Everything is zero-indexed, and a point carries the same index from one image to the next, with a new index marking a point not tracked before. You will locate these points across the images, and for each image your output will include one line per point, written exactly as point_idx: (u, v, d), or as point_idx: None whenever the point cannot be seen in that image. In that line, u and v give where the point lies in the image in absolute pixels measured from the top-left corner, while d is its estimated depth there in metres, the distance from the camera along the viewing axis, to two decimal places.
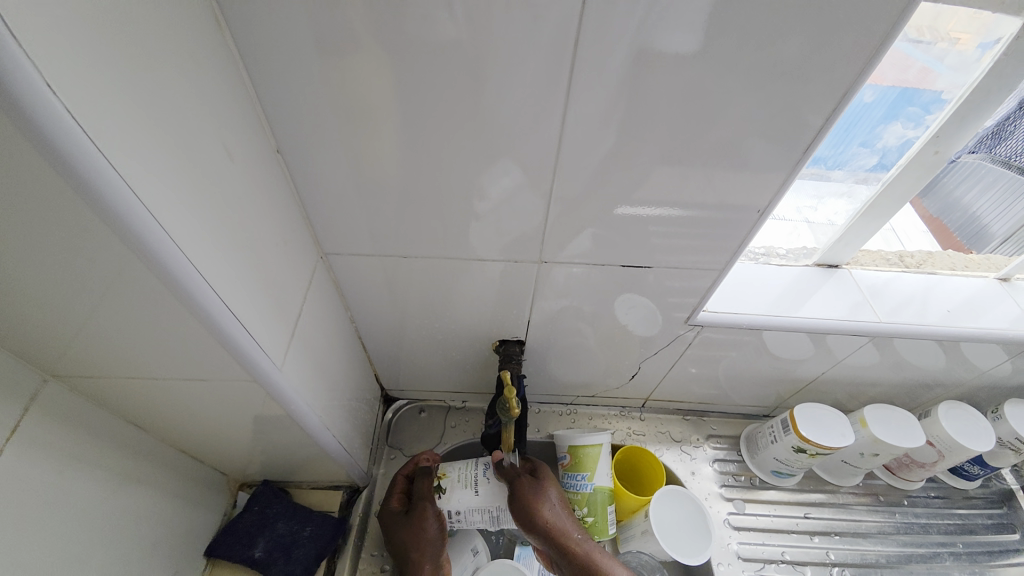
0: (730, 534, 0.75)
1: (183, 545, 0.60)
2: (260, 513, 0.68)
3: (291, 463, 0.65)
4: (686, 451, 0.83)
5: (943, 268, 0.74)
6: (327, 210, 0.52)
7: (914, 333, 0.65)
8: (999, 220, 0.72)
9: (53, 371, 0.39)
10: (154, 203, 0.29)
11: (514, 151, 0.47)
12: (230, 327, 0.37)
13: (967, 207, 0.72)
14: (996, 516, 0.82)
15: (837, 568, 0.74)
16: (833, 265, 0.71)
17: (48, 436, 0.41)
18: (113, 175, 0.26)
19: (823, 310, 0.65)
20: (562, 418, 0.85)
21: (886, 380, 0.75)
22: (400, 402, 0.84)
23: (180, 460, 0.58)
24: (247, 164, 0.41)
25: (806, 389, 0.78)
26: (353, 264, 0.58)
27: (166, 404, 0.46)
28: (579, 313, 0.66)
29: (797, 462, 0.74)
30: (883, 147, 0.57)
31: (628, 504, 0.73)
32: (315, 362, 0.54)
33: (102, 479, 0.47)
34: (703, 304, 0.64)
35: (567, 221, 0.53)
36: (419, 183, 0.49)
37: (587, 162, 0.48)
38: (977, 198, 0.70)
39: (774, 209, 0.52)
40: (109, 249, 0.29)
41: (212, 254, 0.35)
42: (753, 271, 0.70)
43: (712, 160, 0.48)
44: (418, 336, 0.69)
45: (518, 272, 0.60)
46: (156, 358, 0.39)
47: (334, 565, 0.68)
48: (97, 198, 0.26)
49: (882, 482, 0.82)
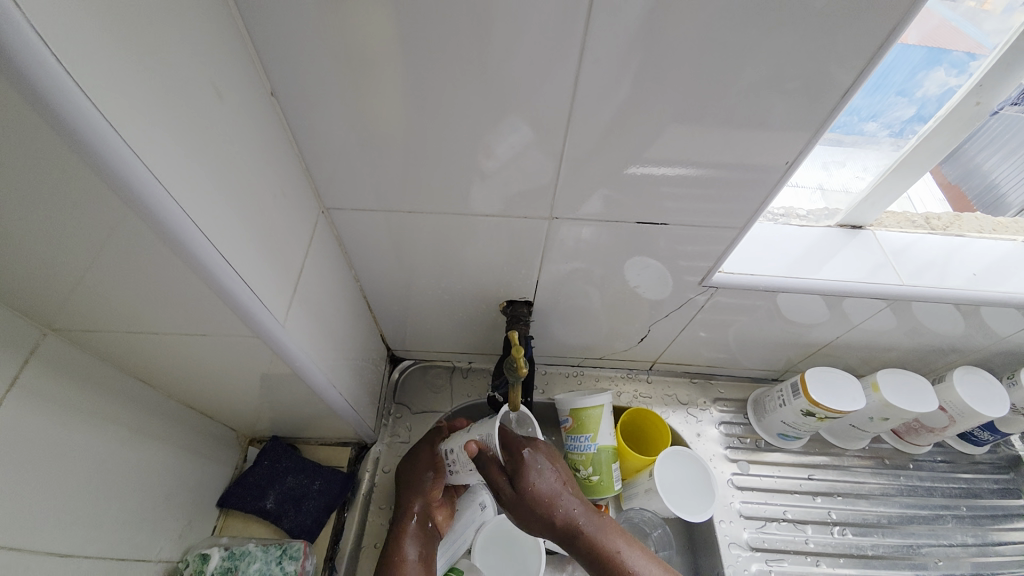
0: (733, 493, 0.76)
1: (196, 497, 0.61)
2: (270, 467, 0.69)
3: (298, 419, 0.66)
4: (692, 414, 0.83)
5: (970, 230, 0.71)
6: (327, 162, 0.49)
7: (934, 297, 0.62)
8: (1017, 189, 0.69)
9: (51, 325, 0.39)
10: (137, 141, 0.27)
11: (525, 103, 0.43)
12: (230, 283, 0.36)
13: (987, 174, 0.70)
14: (1002, 482, 0.82)
15: (838, 527, 0.75)
16: (856, 226, 0.68)
17: (51, 390, 0.40)
18: (100, 121, 0.24)
19: (843, 273, 0.63)
20: (569, 379, 0.84)
21: (901, 346, 0.73)
22: (406, 361, 0.84)
23: (187, 415, 0.58)
24: (241, 110, 0.38)
25: (817, 353, 0.77)
26: (355, 219, 0.56)
27: (170, 360, 0.46)
28: (588, 276, 0.64)
29: (803, 426, 0.74)
30: (922, 96, 0.53)
31: (632, 464, 0.73)
32: (318, 319, 0.53)
33: (111, 434, 0.47)
34: (718, 265, 0.61)
35: (577, 179, 0.51)
36: (425, 137, 0.46)
37: (602, 117, 0.44)
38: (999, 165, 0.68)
39: (803, 160, 0.48)
40: (101, 200, 0.27)
41: (210, 210, 0.33)
42: (772, 232, 0.67)
43: (735, 116, 0.44)
44: (424, 295, 0.68)
45: (526, 231, 0.57)
46: (154, 312, 0.37)
47: (344, 516, 0.70)
48: (68, 130, 0.23)
49: (888, 446, 0.83)
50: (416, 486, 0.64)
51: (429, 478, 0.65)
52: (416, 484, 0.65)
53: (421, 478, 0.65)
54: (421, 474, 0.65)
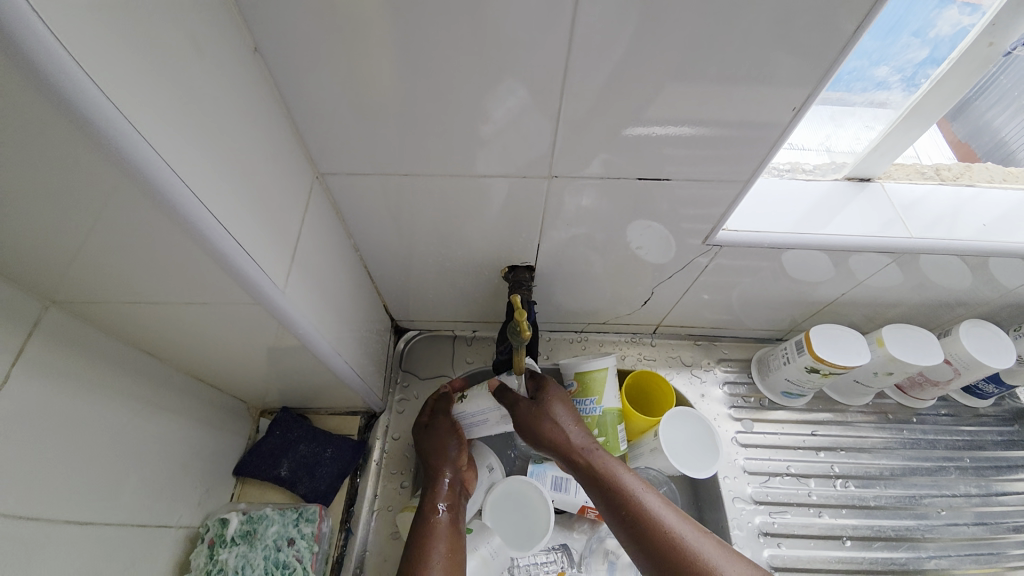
0: (737, 450, 0.77)
1: (212, 466, 0.63)
2: (283, 436, 0.70)
3: (307, 390, 0.67)
4: (696, 375, 0.83)
5: (981, 180, 0.69)
6: (319, 128, 0.48)
7: (942, 251, 0.61)
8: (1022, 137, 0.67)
9: (52, 297, 0.39)
10: (113, 91, 0.26)
11: (520, 57, 0.42)
12: (226, 247, 0.35)
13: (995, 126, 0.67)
14: (1006, 433, 0.83)
15: (841, 480, 0.76)
16: (865, 179, 0.66)
17: (58, 363, 0.41)
18: (83, 78, 0.24)
19: (852, 227, 0.61)
20: (573, 344, 0.85)
21: (907, 301, 0.73)
22: (411, 332, 0.84)
23: (197, 387, 0.59)
24: (226, 71, 0.37)
25: (822, 311, 0.77)
26: (352, 186, 0.55)
27: (173, 331, 0.46)
28: (590, 241, 0.63)
29: (808, 383, 0.74)
30: (935, 37, 0.51)
31: (637, 425, 0.74)
32: (319, 288, 0.52)
33: (122, 406, 0.48)
34: (724, 220, 0.59)
35: (577, 138, 0.49)
36: (419, 99, 0.45)
37: (601, 69, 0.43)
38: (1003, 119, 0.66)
39: (812, 105, 0.45)
40: (91, 165, 0.26)
41: (202, 175, 0.33)
42: (777, 187, 0.65)
43: (738, 70, 0.42)
44: (425, 263, 0.67)
45: (526, 193, 0.56)
46: (153, 281, 0.37)
47: (357, 481, 0.72)
48: (41, 78, 0.22)
49: (892, 401, 0.83)
50: (443, 455, 0.66)
51: (455, 446, 0.67)
52: (442, 453, 0.66)
53: (448, 447, 0.67)
54: (447, 443, 0.67)
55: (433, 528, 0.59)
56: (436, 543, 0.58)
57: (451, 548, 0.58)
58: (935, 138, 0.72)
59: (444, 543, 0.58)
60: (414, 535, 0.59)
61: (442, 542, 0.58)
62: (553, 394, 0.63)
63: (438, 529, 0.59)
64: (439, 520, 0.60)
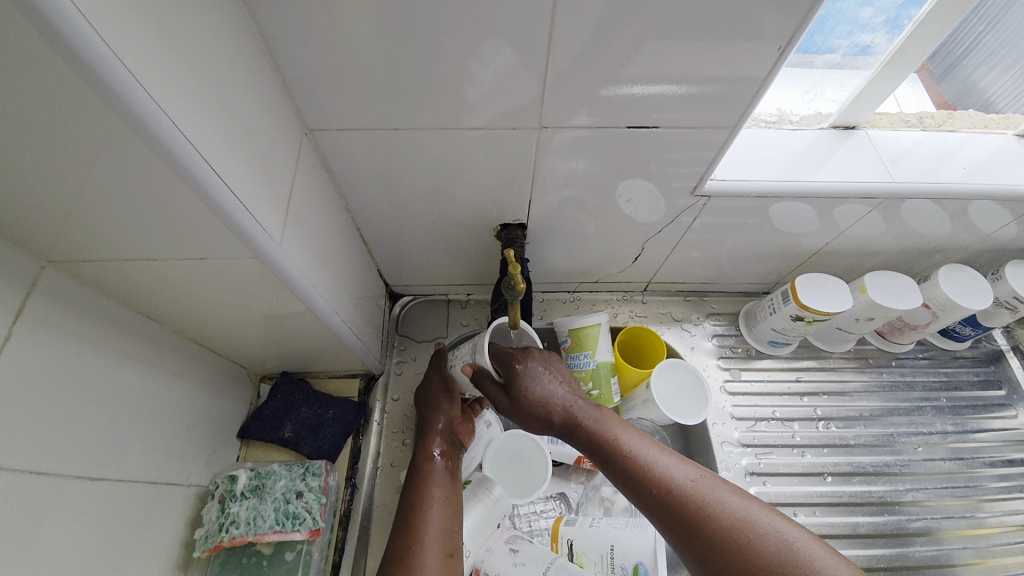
0: (725, 398, 0.80)
1: (216, 430, 0.64)
2: (284, 400, 0.72)
3: (306, 354, 0.68)
4: (686, 329, 0.86)
5: (962, 127, 0.69)
6: (306, 83, 0.47)
7: (922, 196, 0.63)
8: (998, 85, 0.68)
9: (48, 256, 0.39)
10: (104, 27, 0.26)
11: (509, 1, 0.41)
12: (222, 199, 0.35)
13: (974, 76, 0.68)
14: (982, 374, 0.87)
15: (823, 422, 0.80)
16: (849, 127, 0.67)
17: (58, 323, 0.41)
18: (76, 14, 0.24)
19: (836, 175, 0.63)
20: (566, 304, 0.86)
21: (889, 249, 0.75)
22: (406, 297, 0.85)
23: (197, 352, 0.60)
24: (207, 17, 0.36)
25: (807, 262, 0.79)
26: (341, 143, 0.54)
27: (171, 293, 0.46)
28: (581, 201, 0.64)
29: (792, 331, 0.77)
30: None
31: (629, 379, 0.77)
32: (314, 247, 0.53)
33: (125, 367, 0.49)
34: (711, 171, 0.59)
35: (567, 90, 0.49)
36: (406, 49, 0.44)
37: (589, 13, 0.42)
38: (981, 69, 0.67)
39: (796, 47, 0.45)
40: (85, 108, 0.27)
41: (195, 122, 0.33)
42: (763, 138, 0.65)
43: (721, 20, 0.43)
44: (417, 225, 0.68)
45: (517, 149, 0.56)
46: (149, 236, 0.37)
47: (360, 441, 0.74)
48: (33, 12, 0.23)
49: (873, 347, 0.87)
50: (434, 408, 0.68)
51: (445, 398, 0.69)
52: (434, 406, 0.68)
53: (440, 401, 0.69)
54: (438, 397, 0.69)
55: (430, 475, 0.61)
56: (433, 489, 0.60)
57: (448, 493, 0.60)
58: (923, 99, 0.71)
59: (441, 489, 0.60)
60: (412, 482, 0.61)
61: (439, 488, 0.60)
62: (532, 367, 0.59)
63: (434, 476, 0.61)
64: (436, 467, 0.62)
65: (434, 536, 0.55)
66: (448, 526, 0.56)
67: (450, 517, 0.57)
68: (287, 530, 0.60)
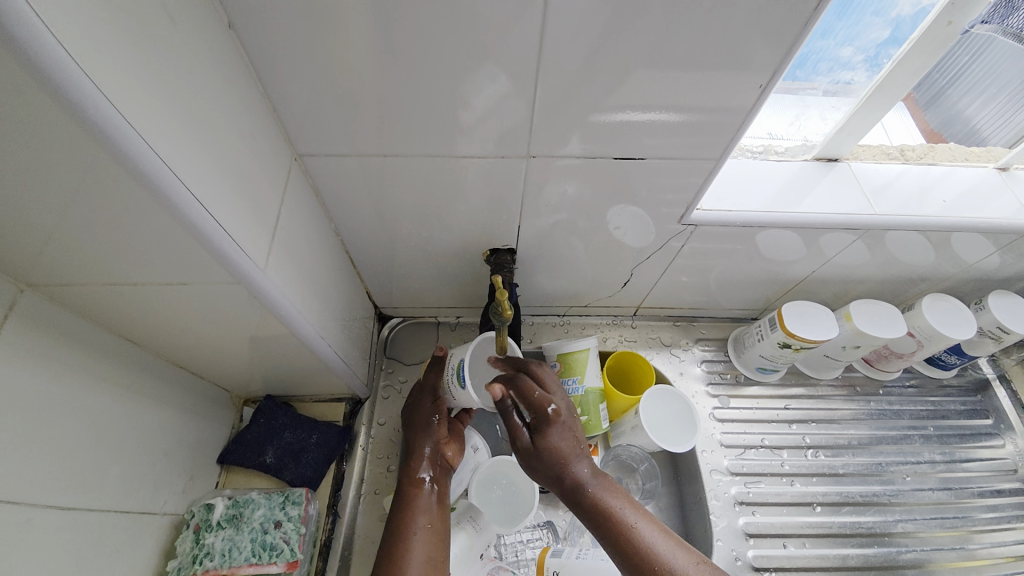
0: (715, 425, 0.80)
1: (196, 455, 0.63)
2: (267, 424, 0.70)
3: (291, 377, 0.67)
4: (675, 354, 0.86)
5: (943, 160, 0.71)
6: (298, 110, 0.48)
7: (904, 226, 0.64)
8: (981, 116, 0.70)
9: (28, 280, 0.38)
10: (88, 63, 0.26)
11: (500, 34, 0.42)
12: (205, 227, 0.35)
13: (958, 107, 0.69)
14: (969, 403, 0.87)
15: (812, 450, 0.80)
16: (832, 159, 0.69)
17: (35, 347, 0.40)
18: (60, 50, 0.24)
19: (821, 206, 0.64)
20: (555, 328, 0.86)
21: (874, 277, 0.76)
22: (395, 319, 0.84)
23: (179, 374, 0.59)
24: (200, 49, 0.36)
25: (794, 289, 0.79)
26: (330, 168, 0.55)
27: (153, 316, 0.46)
28: (571, 227, 0.65)
29: (780, 358, 0.77)
30: (896, 17, 0.52)
31: (619, 405, 0.76)
32: (301, 270, 0.53)
33: (102, 391, 0.47)
34: (697, 201, 0.60)
35: (556, 120, 0.50)
36: (398, 79, 0.45)
37: (578, 49, 0.43)
38: (965, 100, 0.68)
39: (778, 84, 0.47)
40: (67, 137, 0.26)
41: (179, 152, 0.33)
42: (749, 169, 0.67)
43: (706, 58, 0.44)
44: (407, 249, 0.68)
45: (507, 177, 0.56)
46: (130, 260, 0.37)
47: (343, 466, 0.72)
48: (18, 48, 0.23)
49: (860, 374, 0.87)
50: (422, 428, 0.67)
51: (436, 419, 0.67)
52: (423, 428, 0.67)
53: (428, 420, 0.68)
54: (426, 416, 0.68)
55: (414, 501, 0.61)
56: (418, 516, 0.60)
57: (432, 520, 0.60)
58: (908, 124, 0.73)
59: (425, 516, 0.60)
60: (396, 508, 0.61)
61: (424, 514, 0.60)
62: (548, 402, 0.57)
63: (419, 502, 0.61)
64: (421, 492, 0.62)
65: (418, 566, 0.55)
66: (433, 556, 0.57)
67: (436, 546, 0.58)
68: (264, 562, 0.59)
